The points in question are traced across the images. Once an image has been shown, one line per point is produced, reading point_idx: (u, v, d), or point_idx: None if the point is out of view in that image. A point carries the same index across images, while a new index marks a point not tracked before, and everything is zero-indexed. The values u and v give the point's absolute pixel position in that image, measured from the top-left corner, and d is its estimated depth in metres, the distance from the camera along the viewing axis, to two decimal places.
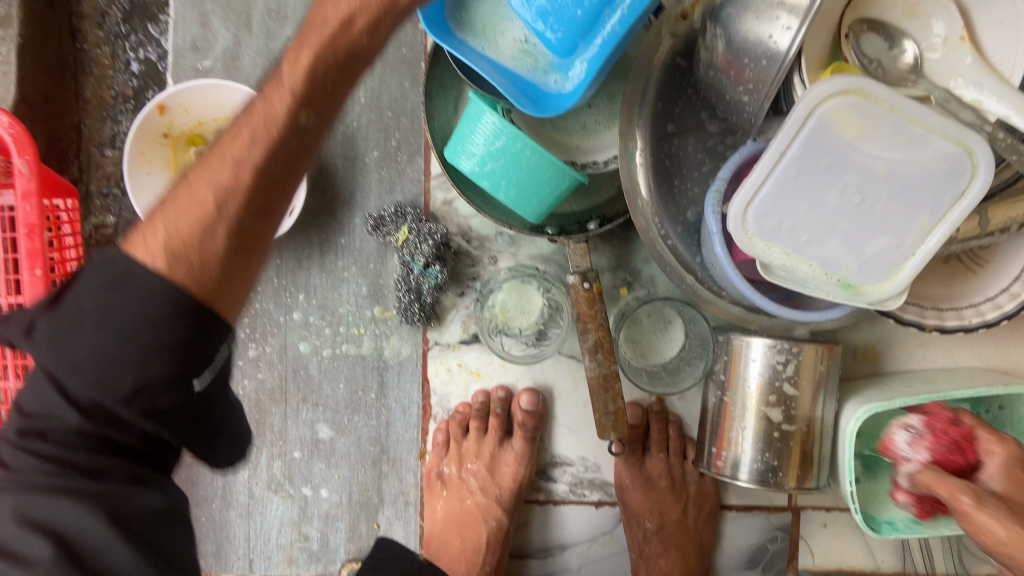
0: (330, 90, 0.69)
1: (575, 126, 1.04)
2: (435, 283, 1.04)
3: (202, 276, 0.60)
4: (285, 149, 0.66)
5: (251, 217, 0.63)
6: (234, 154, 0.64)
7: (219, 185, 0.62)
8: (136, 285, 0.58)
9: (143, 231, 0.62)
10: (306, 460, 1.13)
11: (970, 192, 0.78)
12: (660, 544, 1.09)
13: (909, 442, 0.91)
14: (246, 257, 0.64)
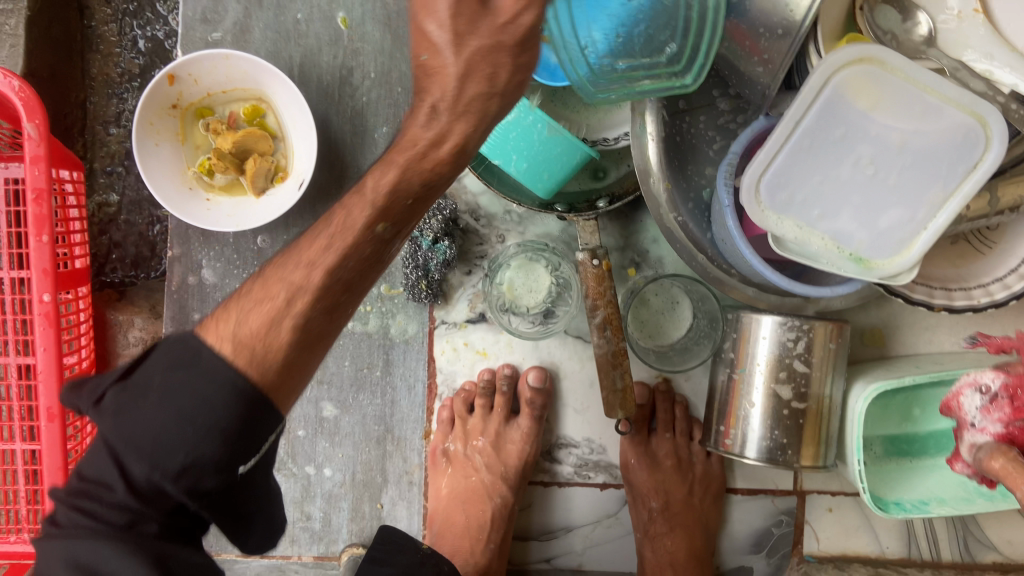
0: (412, 205, 0.69)
1: (585, 104, 1.04)
2: (442, 258, 1.03)
3: (264, 363, 0.64)
4: (362, 261, 0.69)
5: (319, 315, 0.67)
6: (309, 265, 0.67)
7: (294, 286, 0.66)
8: (203, 366, 0.63)
9: (217, 319, 0.67)
10: (310, 439, 1.12)
11: (983, 164, 0.79)
12: (665, 523, 1.08)
13: (979, 407, 0.88)
14: (315, 349, 0.69)
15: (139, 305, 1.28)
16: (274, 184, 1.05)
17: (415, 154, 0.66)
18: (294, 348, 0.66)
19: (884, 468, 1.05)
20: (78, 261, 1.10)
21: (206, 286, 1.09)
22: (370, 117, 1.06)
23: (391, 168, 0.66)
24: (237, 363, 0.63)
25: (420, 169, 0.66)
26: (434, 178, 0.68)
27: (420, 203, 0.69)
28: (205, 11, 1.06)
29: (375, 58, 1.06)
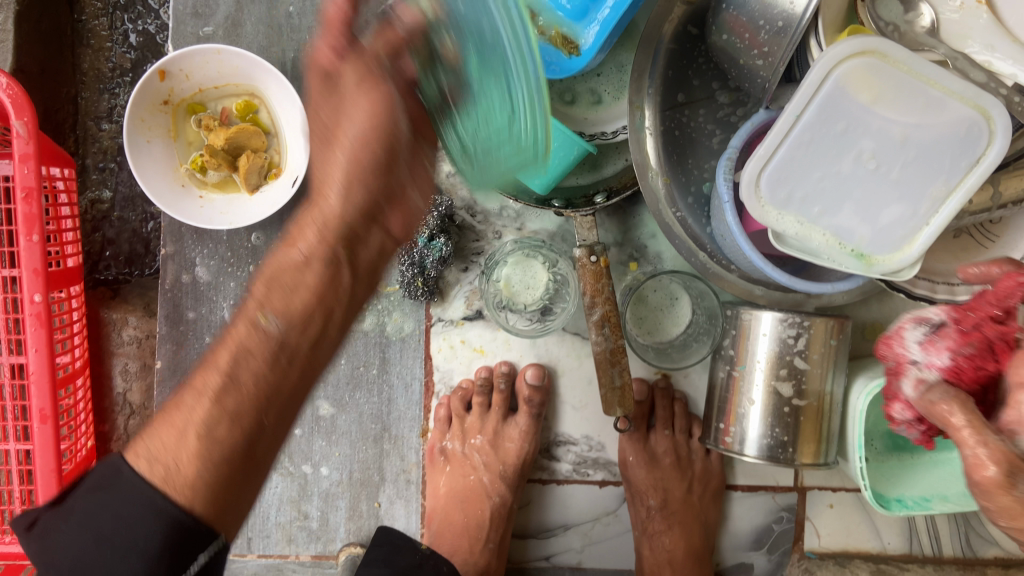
0: (293, 295, 0.66)
1: (586, 96, 1.02)
2: (438, 255, 1.02)
3: (179, 480, 0.61)
4: (255, 364, 0.65)
5: (226, 431, 0.64)
6: (207, 370, 0.66)
7: (196, 393, 0.66)
8: (121, 491, 0.61)
9: (143, 437, 0.65)
10: (307, 437, 1.11)
11: (987, 157, 0.77)
12: (663, 521, 1.07)
13: (920, 343, 0.70)
14: (229, 466, 0.64)
15: (133, 304, 1.24)
16: (267, 180, 1.03)
17: (292, 256, 0.68)
18: (200, 466, 0.62)
19: (887, 463, 1.05)
20: (70, 259, 1.08)
21: (200, 284, 1.08)
22: None
23: (265, 280, 0.68)
24: (154, 482, 0.61)
25: (294, 267, 0.67)
26: (309, 275, 0.67)
27: (310, 302, 0.67)
28: (196, 5, 1.04)
29: None
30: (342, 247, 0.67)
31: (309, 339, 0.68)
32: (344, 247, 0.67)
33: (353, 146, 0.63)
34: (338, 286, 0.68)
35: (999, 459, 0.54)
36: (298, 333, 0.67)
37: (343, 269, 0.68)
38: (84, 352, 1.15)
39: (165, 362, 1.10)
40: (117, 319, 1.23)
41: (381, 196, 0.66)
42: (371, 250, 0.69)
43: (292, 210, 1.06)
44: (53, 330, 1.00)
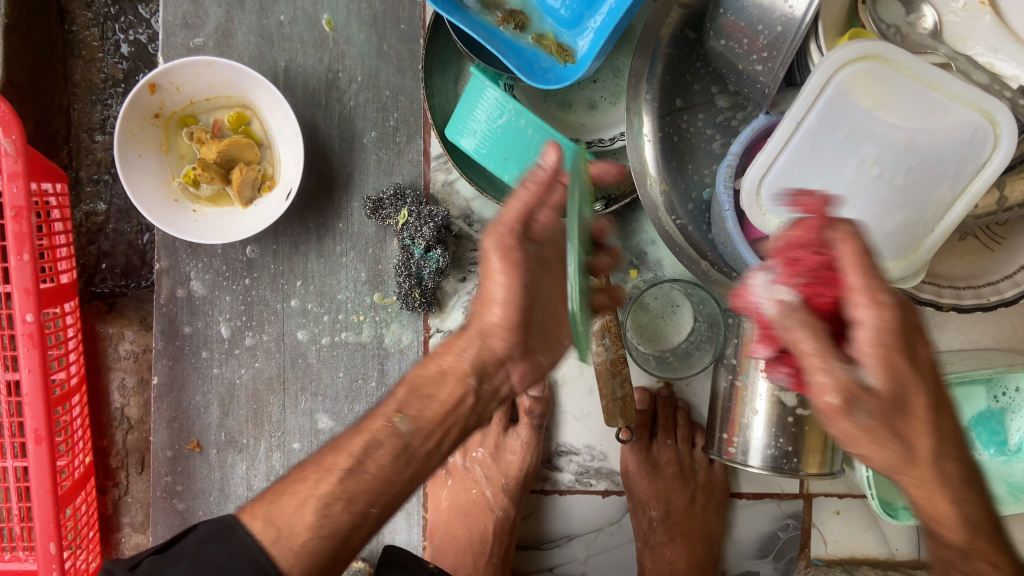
0: (427, 407, 0.73)
1: (581, 101, 1.01)
2: (435, 267, 1.01)
3: (287, 545, 0.68)
4: (382, 456, 0.71)
5: (341, 510, 0.70)
6: (337, 452, 0.72)
7: (323, 469, 0.71)
8: (231, 544, 0.69)
9: (256, 504, 0.72)
10: (306, 451, 1.09)
11: (992, 162, 0.76)
12: (665, 532, 1.06)
13: (767, 285, 0.57)
14: (335, 542, 0.70)
15: (130, 317, 1.21)
16: (261, 193, 1.02)
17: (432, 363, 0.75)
18: (311, 537, 0.69)
19: None
20: (64, 275, 1.07)
21: (195, 298, 1.07)
22: (358, 121, 1.04)
23: (406, 388, 0.75)
24: (263, 543, 0.69)
25: (428, 375, 0.74)
26: (444, 392, 0.73)
27: (441, 416, 0.73)
28: (186, 16, 1.02)
29: (362, 60, 1.02)
30: (476, 381, 0.73)
31: (428, 448, 0.73)
32: (479, 380, 0.74)
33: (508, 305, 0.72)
34: (465, 411, 0.74)
35: (840, 390, 0.54)
36: (423, 441, 0.73)
37: (472, 394, 0.74)
38: (81, 368, 1.14)
39: (162, 377, 1.09)
40: (114, 333, 1.20)
41: (519, 348, 0.75)
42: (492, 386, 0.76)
43: (286, 222, 1.06)
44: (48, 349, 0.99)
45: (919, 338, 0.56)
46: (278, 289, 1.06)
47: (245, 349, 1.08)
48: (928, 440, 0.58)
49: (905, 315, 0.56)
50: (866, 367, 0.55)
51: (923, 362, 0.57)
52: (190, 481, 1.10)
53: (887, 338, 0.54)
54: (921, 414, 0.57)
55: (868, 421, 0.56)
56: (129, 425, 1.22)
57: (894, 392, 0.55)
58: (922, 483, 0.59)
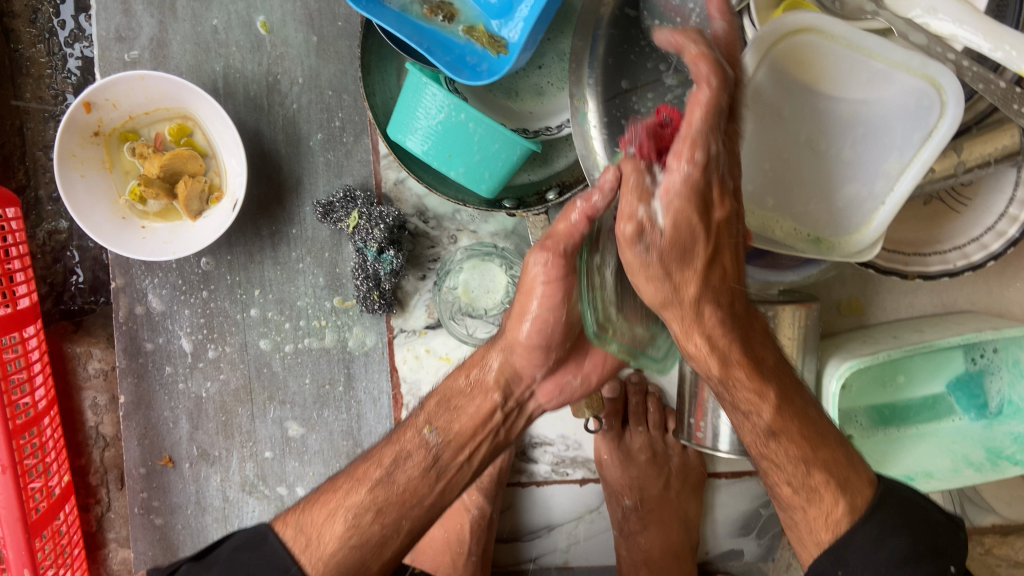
0: (455, 420, 0.78)
1: (528, 89, 0.98)
2: (390, 268, 0.98)
3: (315, 555, 0.72)
4: (411, 466, 0.76)
5: (370, 522, 0.74)
6: (370, 463, 0.77)
7: (354, 480, 0.77)
8: (267, 551, 0.73)
9: (292, 514, 0.76)
10: (279, 459, 1.09)
11: (939, 128, 0.73)
12: (639, 521, 1.06)
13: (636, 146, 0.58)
14: (364, 552, 0.73)
15: (97, 335, 1.19)
16: (210, 205, 1.01)
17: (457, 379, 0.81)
18: (339, 548, 0.72)
19: (872, 439, 1.02)
20: (23, 299, 1.05)
21: (155, 314, 1.06)
22: (303, 124, 1.01)
23: (437, 399, 0.81)
24: (295, 551, 0.73)
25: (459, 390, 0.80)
26: (472, 406, 0.79)
27: (470, 429, 0.78)
28: (119, 29, 1.00)
29: (301, 62, 1.00)
30: (502, 397, 0.79)
31: (458, 462, 0.78)
32: (505, 398, 0.79)
33: (538, 323, 0.72)
34: (494, 424, 0.80)
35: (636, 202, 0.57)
36: (453, 453, 0.78)
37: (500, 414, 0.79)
38: (50, 390, 1.11)
39: (130, 396, 1.09)
40: (81, 352, 1.17)
41: (541, 371, 0.79)
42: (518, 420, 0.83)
43: (237, 231, 1.04)
44: (7, 376, 0.99)
45: (717, 197, 0.58)
46: (236, 300, 1.05)
47: (208, 362, 1.07)
48: (743, 351, 0.68)
49: (728, 176, 0.57)
50: (660, 212, 0.57)
51: (717, 221, 0.59)
52: (165, 496, 1.11)
53: (694, 189, 0.56)
54: (725, 303, 0.65)
55: (652, 251, 0.58)
56: (106, 443, 1.21)
57: (680, 233, 0.58)
58: (741, 383, 0.70)
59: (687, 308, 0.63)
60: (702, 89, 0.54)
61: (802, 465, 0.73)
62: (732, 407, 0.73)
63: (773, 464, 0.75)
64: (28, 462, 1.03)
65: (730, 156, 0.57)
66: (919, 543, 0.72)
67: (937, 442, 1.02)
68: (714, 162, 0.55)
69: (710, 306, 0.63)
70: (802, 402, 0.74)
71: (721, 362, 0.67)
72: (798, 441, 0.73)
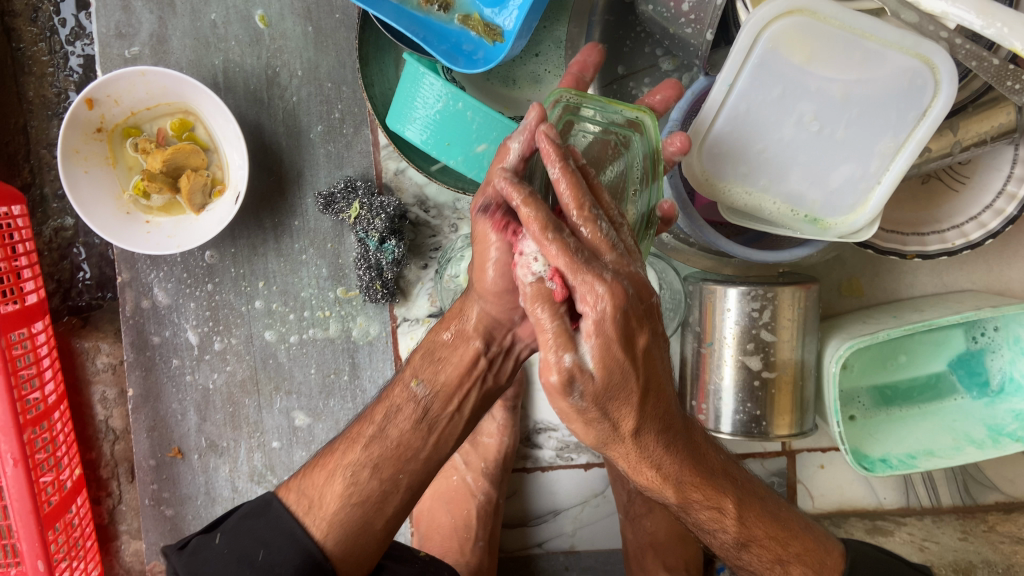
0: (442, 371, 0.76)
1: (524, 77, 0.98)
2: (392, 257, 1.00)
3: (320, 514, 0.75)
4: (402, 420, 0.76)
5: (368, 478, 0.75)
6: (363, 423, 0.78)
7: (349, 442, 0.77)
8: (272, 515, 0.76)
9: (292, 483, 0.79)
10: (286, 449, 1.11)
11: (933, 108, 0.73)
12: (644, 504, 1.05)
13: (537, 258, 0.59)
14: (365, 510, 0.75)
15: (105, 330, 1.20)
16: (213, 198, 1.02)
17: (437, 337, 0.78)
18: (341, 506, 0.74)
19: (875, 420, 1.03)
20: (30, 295, 1.06)
21: (161, 308, 1.07)
22: (303, 117, 1.02)
23: (422, 352, 0.78)
24: (297, 514, 0.76)
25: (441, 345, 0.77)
26: (456, 355, 0.76)
27: (457, 379, 0.76)
28: (119, 26, 1.01)
29: (300, 55, 1.01)
30: (483, 344, 0.75)
31: (447, 414, 0.76)
32: (486, 343, 0.75)
33: (501, 268, 0.66)
34: (479, 373, 0.76)
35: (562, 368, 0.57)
36: (442, 404, 0.76)
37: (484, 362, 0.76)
38: (59, 385, 1.12)
39: (137, 389, 1.10)
40: (90, 347, 1.19)
41: (519, 312, 0.72)
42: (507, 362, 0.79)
43: (240, 223, 1.05)
44: (17, 371, 1.00)
45: (637, 326, 0.59)
46: (241, 292, 1.06)
47: (215, 354, 1.08)
48: (691, 469, 0.70)
49: (637, 301, 0.59)
50: (590, 354, 0.57)
51: (642, 348, 0.60)
52: (175, 487, 1.12)
53: (616, 320, 0.57)
54: (671, 425, 0.66)
55: (591, 396, 0.58)
56: (115, 436, 1.22)
57: (609, 375, 0.58)
58: (697, 500, 0.72)
59: (627, 442, 0.63)
60: (569, 217, 0.60)
61: (747, 545, 0.77)
62: (692, 521, 0.76)
63: (716, 538, 0.78)
64: (38, 456, 1.05)
65: (636, 284, 0.61)
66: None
67: (939, 421, 1.03)
68: (621, 293, 0.57)
69: (649, 435, 0.64)
70: (739, 484, 0.76)
71: (661, 475, 0.67)
72: (751, 526, 0.77)
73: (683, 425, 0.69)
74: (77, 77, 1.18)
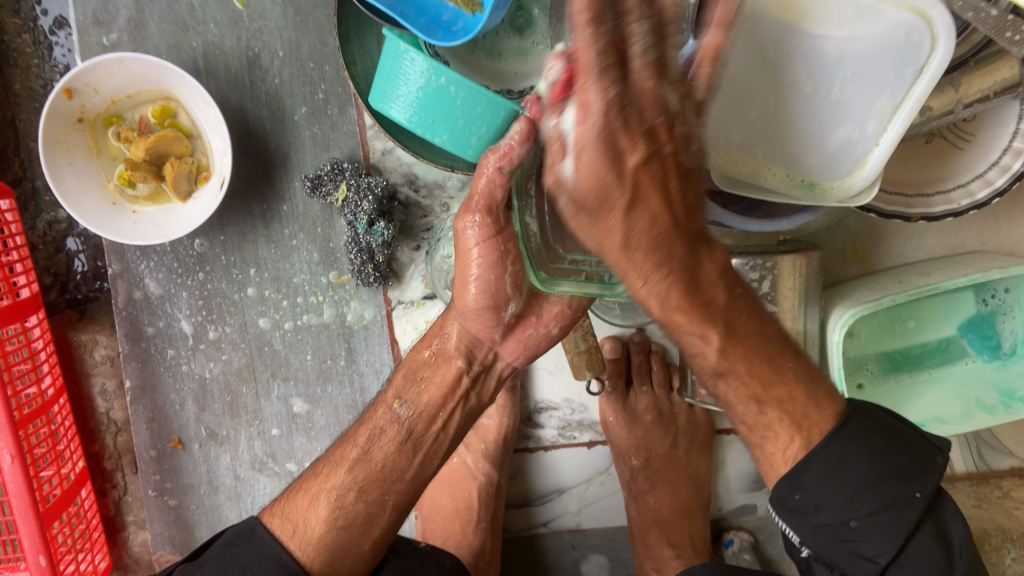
0: (423, 390, 0.80)
1: (509, 50, 0.96)
2: (381, 240, 0.97)
3: (304, 540, 0.74)
4: (385, 441, 0.78)
5: (354, 502, 0.76)
6: (347, 445, 0.80)
7: (333, 464, 0.78)
8: (255, 543, 0.75)
9: (275, 509, 0.78)
10: (286, 436, 1.10)
11: (932, 63, 0.70)
12: (647, 480, 1.05)
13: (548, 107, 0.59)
14: (352, 531, 0.75)
15: (102, 323, 1.19)
16: (198, 185, 1.00)
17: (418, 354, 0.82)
18: (326, 530, 0.74)
19: (883, 388, 1.01)
20: (23, 290, 1.05)
21: (153, 298, 1.06)
22: (286, 99, 1.00)
23: (404, 372, 0.83)
24: (282, 539, 0.75)
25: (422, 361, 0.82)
26: (438, 374, 0.80)
27: (440, 397, 0.80)
28: (96, 12, 0.98)
29: (280, 34, 0.98)
30: (465, 363, 0.80)
31: (433, 432, 0.80)
32: (468, 361, 0.80)
33: (482, 283, 0.72)
34: (464, 389, 0.81)
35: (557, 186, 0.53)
36: (426, 424, 0.80)
37: (465, 377, 0.80)
38: (57, 379, 1.12)
39: (135, 380, 1.09)
40: (87, 340, 1.18)
41: (498, 330, 0.78)
42: (491, 383, 0.83)
43: (228, 209, 1.03)
44: (10, 367, 0.99)
45: (630, 143, 0.51)
46: (232, 280, 1.05)
47: (210, 343, 1.07)
48: (688, 295, 0.60)
49: (637, 116, 0.51)
50: (573, 160, 0.51)
51: (637, 178, 0.53)
52: (177, 477, 1.12)
53: (598, 153, 0.50)
54: (681, 248, 0.58)
55: (575, 203, 0.53)
56: (117, 428, 1.22)
57: (597, 188, 0.52)
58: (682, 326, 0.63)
59: (618, 257, 0.57)
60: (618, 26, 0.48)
61: (754, 403, 0.70)
62: (678, 346, 0.67)
63: (728, 402, 0.72)
64: (36, 453, 1.03)
65: (647, 105, 0.51)
66: (884, 469, 0.68)
67: (949, 386, 1.00)
68: (611, 118, 0.49)
69: (644, 247, 0.56)
70: (758, 335, 0.68)
71: (663, 307, 0.61)
72: (747, 380, 0.69)
73: (687, 245, 0.58)
74: (64, 69, 1.13)
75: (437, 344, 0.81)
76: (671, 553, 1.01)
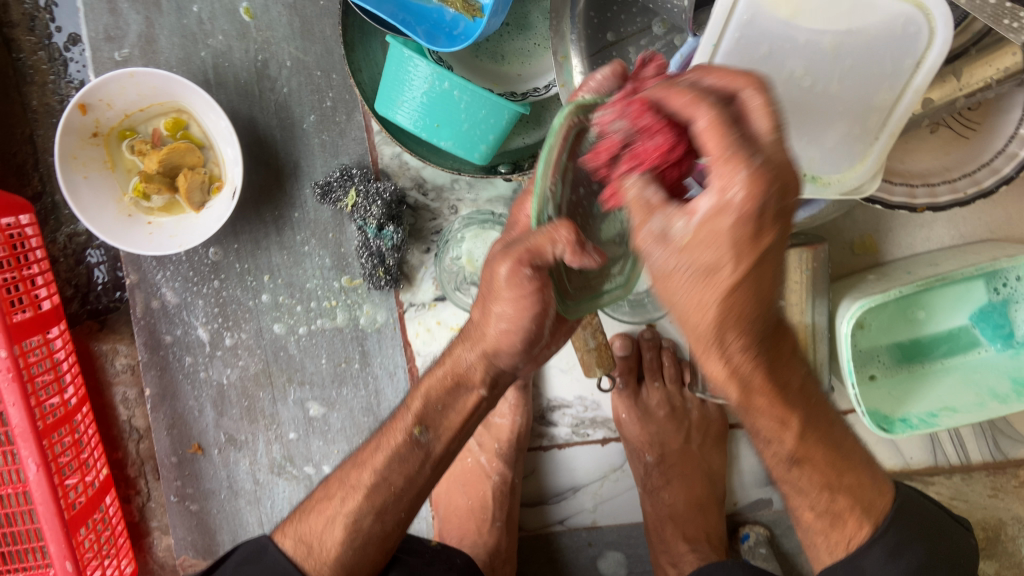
0: (444, 418, 0.74)
1: (512, 53, 0.97)
2: (392, 244, 0.98)
3: (319, 560, 0.74)
4: (406, 468, 0.74)
5: (372, 523, 0.74)
6: (362, 469, 0.76)
7: (349, 488, 0.76)
8: (267, 563, 0.76)
9: (282, 527, 0.80)
10: (303, 440, 1.12)
11: (930, 54, 0.70)
12: (661, 476, 1.06)
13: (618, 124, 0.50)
14: (368, 549, 0.75)
15: (122, 333, 1.21)
16: (211, 195, 1.02)
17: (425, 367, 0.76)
18: (343, 551, 0.74)
19: (894, 378, 1.00)
20: (45, 302, 1.07)
21: (170, 307, 1.08)
22: (295, 107, 1.02)
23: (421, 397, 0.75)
24: (296, 559, 0.75)
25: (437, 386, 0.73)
26: (459, 402, 0.74)
27: (461, 424, 0.75)
28: (107, 29, 1.01)
29: (287, 44, 1.00)
30: (488, 391, 0.74)
31: (453, 448, 0.77)
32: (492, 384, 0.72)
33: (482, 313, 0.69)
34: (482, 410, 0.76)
35: (647, 240, 0.46)
36: (447, 446, 0.75)
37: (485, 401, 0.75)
38: (80, 389, 1.14)
39: (154, 388, 1.11)
40: (109, 349, 1.20)
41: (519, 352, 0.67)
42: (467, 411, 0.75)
43: (241, 218, 1.05)
44: (33, 378, 1.01)
45: (772, 220, 0.42)
46: (247, 287, 1.07)
47: (226, 350, 1.09)
48: (768, 376, 0.58)
49: (780, 202, 0.42)
50: (702, 214, 0.43)
51: (766, 247, 0.44)
52: (198, 482, 1.14)
53: (740, 219, 0.42)
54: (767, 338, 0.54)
55: (670, 263, 0.46)
56: (139, 435, 1.24)
57: (707, 255, 0.44)
58: (763, 408, 0.62)
59: (713, 350, 0.52)
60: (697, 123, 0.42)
61: (827, 492, 0.69)
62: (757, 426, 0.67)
63: (794, 487, 0.70)
64: (60, 461, 1.06)
65: (791, 173, 0.42)
66: (934, 557, 0.73)
67: (962, 376, 1.00)
68: (763, 186, 0.40)
69: (745, 294, 0.47)
70: (829, 427, 0.69)
71: (742, 388, 0.57)
72: (821, 468, 0.68)
73: (773, 330, 0.55)
74: (79, 84, 1.15)
75: (456, 375, 0.73)
76: (687, 548, 1.01)
